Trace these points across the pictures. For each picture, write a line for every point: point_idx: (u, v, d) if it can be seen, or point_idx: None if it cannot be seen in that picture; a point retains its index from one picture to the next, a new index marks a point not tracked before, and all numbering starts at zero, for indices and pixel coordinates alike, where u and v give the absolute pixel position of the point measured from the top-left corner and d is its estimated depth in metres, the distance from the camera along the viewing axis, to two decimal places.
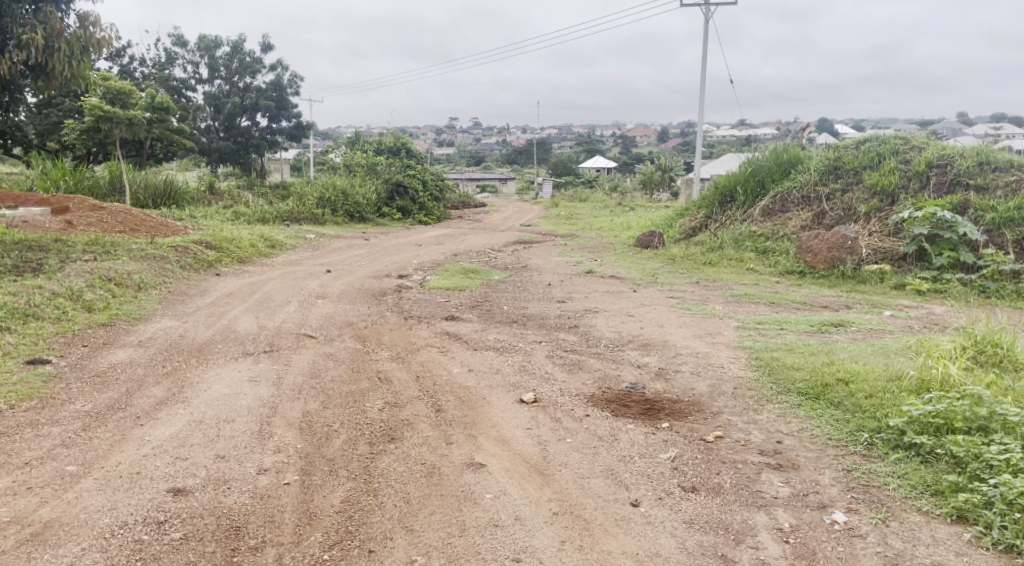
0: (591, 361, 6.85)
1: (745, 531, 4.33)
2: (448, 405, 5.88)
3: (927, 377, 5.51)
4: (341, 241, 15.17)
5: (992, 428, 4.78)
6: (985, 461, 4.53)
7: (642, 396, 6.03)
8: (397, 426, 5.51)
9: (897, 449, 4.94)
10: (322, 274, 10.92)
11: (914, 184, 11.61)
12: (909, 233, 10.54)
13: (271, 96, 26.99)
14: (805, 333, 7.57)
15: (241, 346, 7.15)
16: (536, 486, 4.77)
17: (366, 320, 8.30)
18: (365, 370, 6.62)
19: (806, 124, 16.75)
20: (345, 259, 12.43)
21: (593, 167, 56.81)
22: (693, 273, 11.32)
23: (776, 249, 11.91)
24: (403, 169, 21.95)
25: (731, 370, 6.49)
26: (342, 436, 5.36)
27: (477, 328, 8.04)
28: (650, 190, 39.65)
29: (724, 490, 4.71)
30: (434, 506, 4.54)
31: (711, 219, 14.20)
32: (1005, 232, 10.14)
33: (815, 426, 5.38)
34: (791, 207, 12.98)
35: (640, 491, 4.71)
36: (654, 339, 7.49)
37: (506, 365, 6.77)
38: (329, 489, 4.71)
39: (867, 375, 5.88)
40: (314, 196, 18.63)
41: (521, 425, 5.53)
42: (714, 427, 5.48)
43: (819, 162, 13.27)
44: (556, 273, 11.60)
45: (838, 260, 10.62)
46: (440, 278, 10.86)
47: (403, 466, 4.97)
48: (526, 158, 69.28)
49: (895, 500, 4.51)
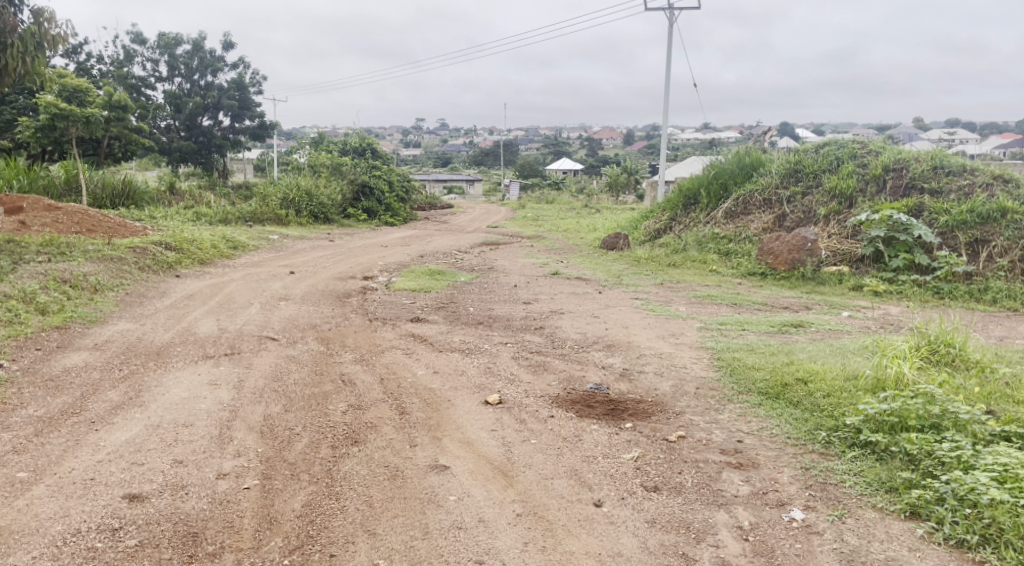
0: (557, 362, 6.88)
1: (705, 530, 4.38)
2: (412, 407, 5.86)
3: (883, 377, 5.62)
4: (305, 242, 15.05)
5: (944, 426, 4.89)
6: (937, 458, 4.64)
7: (607, 396, 6.07)
8: (361, 429, 5.47)
9: (853, 447, 5.03)
10: (286, 275, 10.81)
11: (871, 187, 11.86)
12: (866, 236, 10.76)
13: (233, 96, 26.65)
14: (765, 333, 7.69)
15: (201, 349, 7.05)
16: (499, 487, 4.78)
17: (330, 322, 8.24)
18: (328, 372, 6.57)
19: (767, 128, 17.00)
20: (310, 261, 12.30)
21: (560, 169, 56.80)
22: (658, 275, 11.42)
23: (738, 251, 12.08)
24: (369, 170, 21.82)
25: (694, 370, 6.56)
26: (305, 439, 5.31)
27: (443, 329, 8.04)
28: (615, 192, 39.80)
29: (685, 490, 4.75)
30: (398, 509, 4.52)
31: (675, 221, 14.38)
32: (958, 235, 10.36)
33: (774, 425, 5.45)
34: (753, 209, 13.13)
35: (603, 491, 4.74)
36: (618, 340, 7.55)
37: (471, 366, 6.77)
38: (289, 494, 4.66)
39: (825, 375, 5.98)
40: (278, 196, 18.42)
41: (485, 427, 5.53)
42: (676, 427, 5.52)
43: (780, 166, 13.47)
44: (522, 275, 11.61)
45: (798, 261, 10.78)
46: (406, 279, 10.85)
47: (365, 469, 4.94)
48: (493, 159, 69.38)
49: (851, 497, 4.59)
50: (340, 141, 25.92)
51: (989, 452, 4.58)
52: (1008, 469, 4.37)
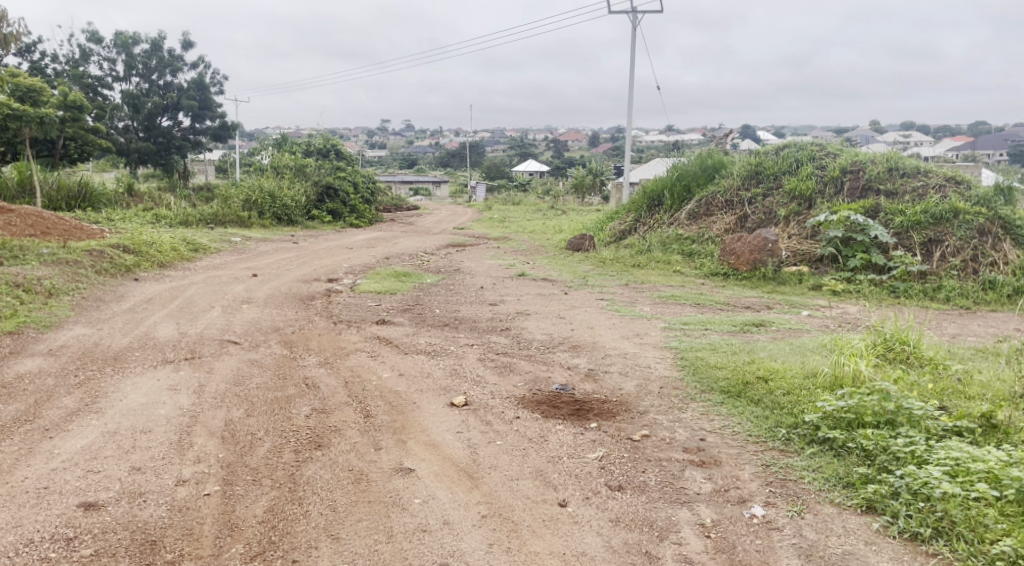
0: (522, 364, 6.89)
1: (668, 528, 4.42)
2: (377, 410, 5.83)
3: (841, 374, 5.73)
4: (268, 244, 14.89)
5: (899, 421, 4.99)
6: (892, 453, 4.74)
7: (572, 396, 6.10)
8: (324, 433, 5.43)
9: (812, 444, 5.12)
10: (247, 278, 10.69)
11: (830, 188, 12.06)
12: (824, 236, 10.94)
13: (193, 96, 26.27)
14: (727, 333, 7.77)
15: (160, 353, 6.94)
16: (464, 489, 4.77)
17: (293, 325, 8.16)
18: (291, 376, 6.51)
19: (729, 131, 17.20)
20: (272, 264, 12.16)
21: (526, 170, 56.76)
22: (623, 276, 11.50)
23: (701, 252, 12.21)
24: (333, 171, 21.65)
25: (658, 370, 6.62)
26: (267, 443, 5.26)
27: (408, 331, 8.01)
28: (582, 193, 39.94)
29: (649, 488, 4.79)
30: (362, 513, 4.50)
31: (640, 222, 14.51)
32: (912, 235, 10.59)
33: (736, 423, 5.53)
34: (715, 211, 13.28)
35: (568, 491, 4.76)
36: (584, 341, 7.58)
37: (437, 368, 6.75)
38: (251, 500, 4.61)
39: (785, 373, 6.08)
40: (240, 198, 18.18)
41: (451, 429, 5.52)
42: (640, 427, 5.56)
43: (741, 167, 13.64)
44: (488, 276, 11.60)
45: (759, 262, 10.92)
46: (371, 281, 10.78)
47: (329, 473, 4.90)
48: (459, 161, 69.25)
49: (809, 493, 4.67)
50: (303, 142, 25.70)
51: (941, 447, 4.69)
52: (960, 463, 4.48)
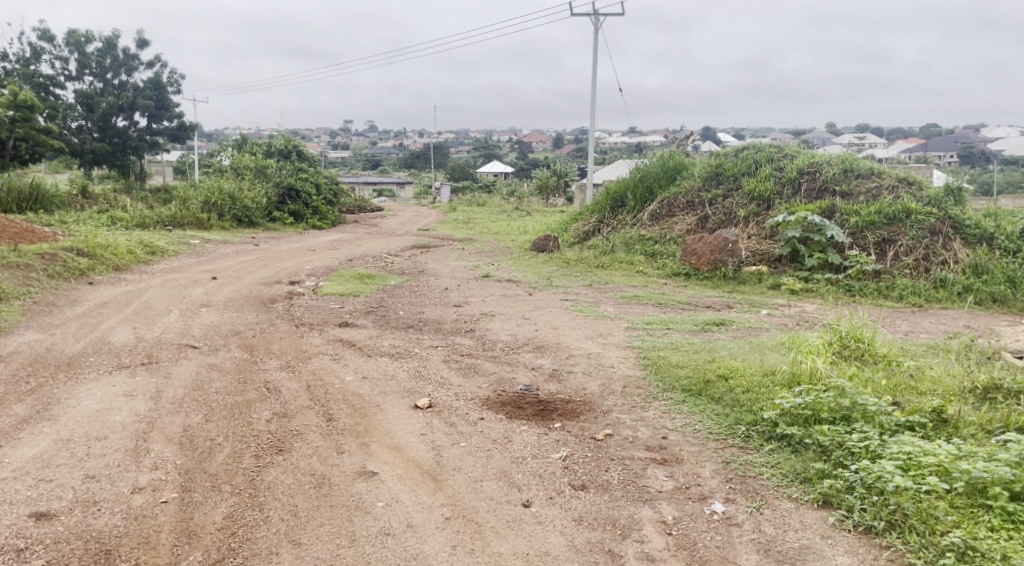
0: (487, 365, 6.89)
1: (631, 526, 4.45)
2: (340, 413, 5.79)
3: (798, 371, 5.83)
4: (228, 246, 14.68)
5: (854, 418, 5.10)
6: (847, 448, 4.84)
7: (537, 397, 6.12)
8: (286, 437, 5.38)
9: (770, 440, 5.20)
10: (207, 281, 10.53)
11: (787, 189, 12.25)
12: (783, 236, 11.11)
13: (149, 96, 25.81)
14: (689, 333, 7.85)
15: (116, 358, 6.81)
16: (428, 492, 4.76)
17: (254, 328, 8.07)
18: (252, 380, 6.42)
19: (691, 132, 17.38)
20: (232, 266, 11.99)
21: (491, 171, 56.69)
22: (586, 276, 11.55)
23: (663, 252, 12.32)
24: (294, 172, 21.44)
25: (621, 370, 6.66)
26: (227, 449, 5.19)
27: (372, 333, 7.96)
28: (546, 195, 40.13)
29: (611, 487, 4.83)
30: (324, 518, 4.46)
31: (603, 223, 14.60)
32: (867, 234, 10.80)
33: (697, 421, 5.59)
34: (677, 211, 13.41)
35: (531, 491, 4.78)
36: (548, 341, 7.60)
37: (401, 371, 6.72)
38: (210, 506, 4.54)
39: (744, 371, 6.17)
40: (199, 199, 17.91)
41: (415, 431, 5.50)
42: (603, 426, 5.60)
43: (702, 169, 13.80)
44: (453, 277, 11.57)
45: (720, 261, 11.06)
46: (334, 284, 10.69)
47: (290, 478, 4.85)
48: (424, 162, 69.01)
49: (768, 489, 4.74)
50: (264, 143, 25.41)
51: (894, 441, 4.80)
52: (911, 457, 4.59)
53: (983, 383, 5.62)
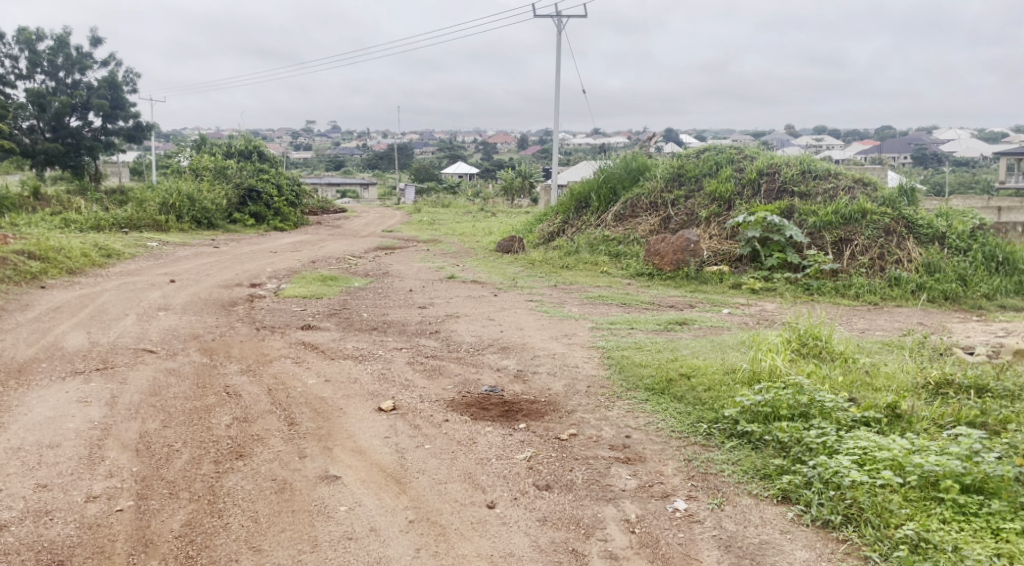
0: (451, 366, 6.87)
1: (595, 525, 4.47)
2: (302, 417, 5.72)
3: (758, 369, 5.90)
4: (187, 248, 14.44)
5: (812, 414, 5.18)
6: (805, 444, 4.91)
7: (502, 398, 6.11)
8: (246, 442, 5.30)
9: (731, 437, 5.26)
10: (165, 284, 10.34)
11: (747, 190, 12.41)
12: (743, 236, 11.24)
13: (103, 95, 25.30)
14: (652, 332, 7.90)
15: (69, 364, 6.65)
16: (391, 495, 4.73)
17: (214, 332, 7.94)
18: (211, 385, 6.32)
19: (654, 133, 17.51)
20: (191, 269, 11.79)
21: (456, 172, 56.49)
22: (551, 276, 11.58)
23: (627, 252, 12.39)
24: (255, 173, 21.18)
25: (585, 369, 6.69)
26: (185, 455, 5.10)
27: (335, 336, 7.89)
28: (511, 196, 40.17)
29: (576, 486, 4.84)
30: (285, 523, 4.41)
31: (568, 224, 14.65)
32: (825, 234, 10.98)
33: (660, 419, 5.63)
34: (640, 212, 13.50)
35: (496, 492, 4.77)
36: (512, 342, 7.60)
37: (365, 373, 6.66)
38: (167, 514, 4.46)
39: (706, 369, 6.23)
40: (156, 201, 17.59)
41: (378, 434, 5.46)
42: (568, 425, 5.61)
43: (665, 170, 13.91)
44: (417, 279, 11.51)
45: (682, 262, 11.16)
46: (296, 286, 10.57)
47: (250, 484, 4.79)
48: (388, 163, 68.62)
49: (729, 485, 4.79)
50: (223, 144, 25.06)
51: (851, 437, 4.88)
52: (867, 452, 4.67)
53: (935, 380, 5.75)
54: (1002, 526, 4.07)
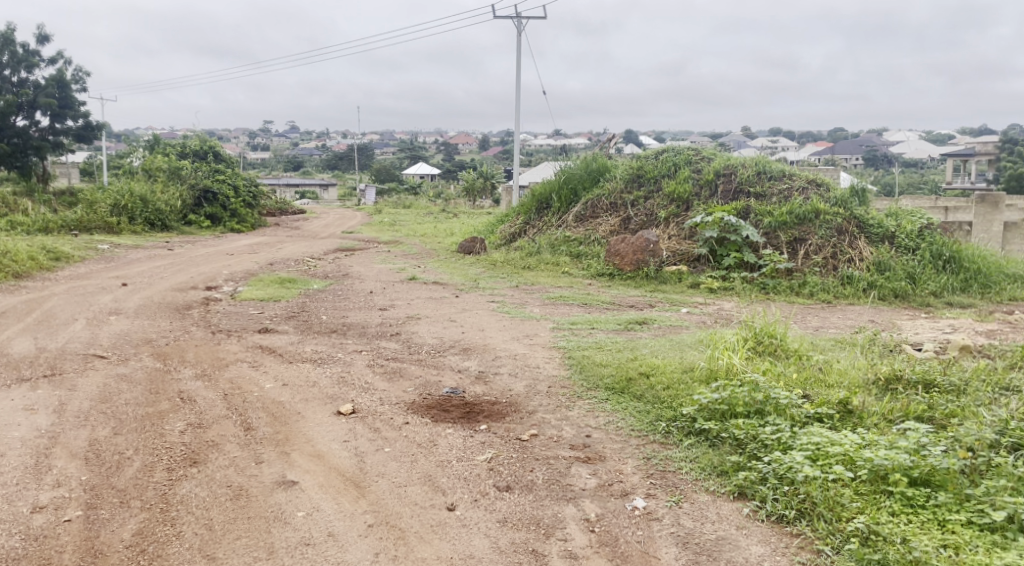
0: (412, 368, 6.82)
1: (554, 525, 4.46)
2: (258, 422, 5.63)
3: (715, 367, 5.97)
4: (139, 251, 14.15)
5: (767, 411, 5.26)
6: (761, 441, 4.98)
7: (463, 399, 6.08)
8: (201, 448, 5.20)
9: (689, 435, 5.31)
10: (116, 288, 10.11)
11: (705, 192, 12.55)
12: (701, 236, 11.35)
13: (51, 94, 24.68)
14: (613, 332, 7.94)
15: (15, 371, 6.46)
16: (350, 499, 4.67)
17: (167, 337, 7.78)
18: (164, 390, 6.19)
19: (614, 135, 17.62)
20: (143, 272, 11.56)
21: (417, 173, 56.22)
22: (512, 277, 11.58)
23: (588, 253, 12.44)
24: (210, 174, 20.84)
25: (547, 370, 6.69)
26: (137, 462, 4.98)
27: (293, 339, 7.79)
28: (473, 197, 40.11)
29: (536, 487, 4.84)
30: (241, 530, 4.33)
31: (529, 224, 14.67)
32: (780, 234, 11.15)
33: (620, 418, 5.66)
34: (601, 213, 13.56)
35: (456, 494, 4.74)
36: (474, 343, 7.58)
37: (324, 377, 6.58)
38: (117, 523, 4.36)
39: (665, 368, 6.28)
40: (107, 203, 17.20)
41: (337, 438, 5.40)
42: (529, 426, 5.61)
43: (624, 171, 14.01)
44: (377, 281, 11.42)
45: (642, 262, 11.25)
46: (253, 289, 10.40)
47: (205, 491, 4.69)
48: (348, 164, 68.07)
49: (687, 483, 4.82)
50: (177, 144, 24.62)
51: (804, 433, 4.96)
52: (820, 448, 4.75)
53: (885, 376, 5.87)
54: (947, 517, 4.15)
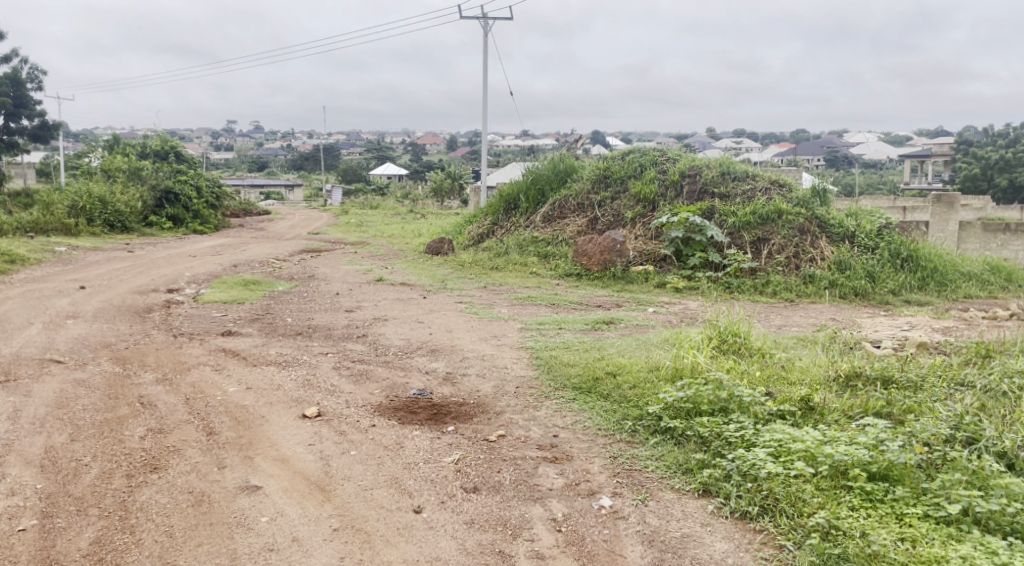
0: (379, 370, 6.76)
1: (522, 526, 4.45)
2: (221, 427, 5.55)
3: (680, 366, 6.00)
4: (98, 253, 13.86)
5: (731, 409, 5.30)
6: (725, 438, 5.01)
7: (430, 401, 6.05)
8: (161, 454, 5.10)
9: (655, 434, 5.34)
10: (74, 291, 9.89)
11: (670, 192, 12.63)
12: (667, 236, 11.43)
13: (6, 92, 24.11)
14: (580, 332, 7.96)
15: None
16: (315, 504, 4.62)
17: (127, 340, 7.63)
18: (124, 396, 6.06)
19: (581, 135, 17.67)
20: (102, 275, 11.33)
21: (384, 174, 55.88)
22: (480, 278, 11.55)
23: (556, 253, 12.45)
24: (172, 175, 20.51)
25: (514, 370, 6.68)
26: (95, 469, 4.88)
27: (257, 342, 7.68)
28: (441, 197, 39.98)
29: (503, 487, 4.82)
30: (202, 537, 4.26)
31: (496, 225, 14.65)
32: (744, 234, 11.26)
33: (587, 418, 5.67)
34: (568, 213, 13.59)
35: (423, 497, 4.71)
36: (441, 345, 7.54)
37: (289, 380, 6.50)
38: (74, 532, 4.26)
39: (631, 367, 6.30)
40: (64, 204, 16.83)
41: (302, 442, 5.33)
42: (496, 427, 5.59)
43: (591, 172, 14.05)
44: (344, 282, 11.32)
45: (609, 262, 11.29)
46: (216, 291, 10.25)
47: (166, 497, 4.61)
48: (313, 164, 67.48)
49: (653, 481, 4.84)
50: (137, 144, 24.19)
51: (767, 430, 5.01)
52: (782, 445, 4.80)
53: (845, 372, 5.95)
54: (905, 511, 4.21)
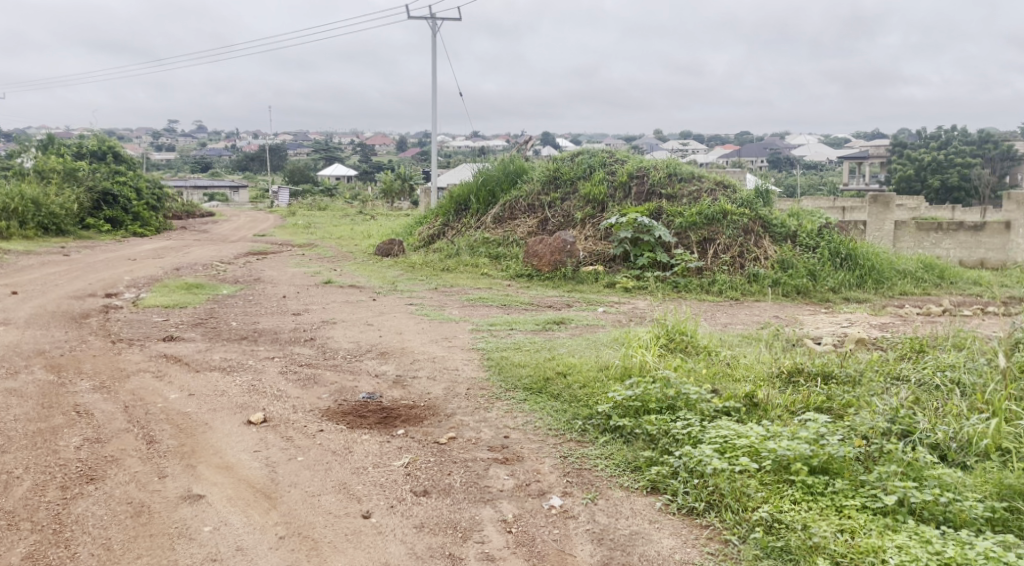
0: (327, 374, 6.66)
1: (472, 528, 4.42)
2: (162, 435, 5.39)
3: (629, 365, 6.04)
4: (32, 257, 13.37)
5: (678, 406, 5.35)
6: (672, 436, 5.06)
7: (379, 404, 5.97)
8: (98, 464, 4.94)
9: (604, 432, 5.36)
10: (5, 297, 9.52)
11: (619, 193, 12.73)
12: (616, 237, 11.50)
13: None
14: (531, 332, 7.96)
15: None
16: (260, 511, 4.51)
17: (63, 347, 7.37)
18: (59, 405, 5.85)
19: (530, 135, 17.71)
20: (36, 279, 10.94)
21: (332, 174, 55.14)
22: (430, 280, 11.47)
23: (507, 254, 12.44)
24: (109, 176, 19.92)
25: (465, 372, 6.64)
26: (28, 482, 4.69)
27: (201, 347, 7.49)
28: (391, 198, 39.67)
29: (453, 490, 4.78)
30: (142, 549, 4.13)
31: (447, 226, 14.57)
32: (690, 234, 11.41)
33: (538, 418, 5.66)
34: (518, 214, 13.60)
35: (371, 501, 4.64)
36: (391, 347, 7.46)
37: (233, 386, 6.35)
38: (4, 547, 4.09)
39: (581, 367, 6.32)
40: None
41: (247, 448, 5.21)
42: (447, 429, 5.55)
43: (540, 173, 14.08)
44: (291, 285, 11.13)
45: (559, 263, 11.32)
46: (157, 295, 9.98)
47: (103, 509, 4.46)
48: (259, 165, 66.37)
49: (602, 479, 4.86)
50: (73, 145, 23.47)
51: (713, 426, 5.07)
52: (727, 441, 4.86)
53: (788, 368, 6.06)
54: (844, 503, 4.29)
